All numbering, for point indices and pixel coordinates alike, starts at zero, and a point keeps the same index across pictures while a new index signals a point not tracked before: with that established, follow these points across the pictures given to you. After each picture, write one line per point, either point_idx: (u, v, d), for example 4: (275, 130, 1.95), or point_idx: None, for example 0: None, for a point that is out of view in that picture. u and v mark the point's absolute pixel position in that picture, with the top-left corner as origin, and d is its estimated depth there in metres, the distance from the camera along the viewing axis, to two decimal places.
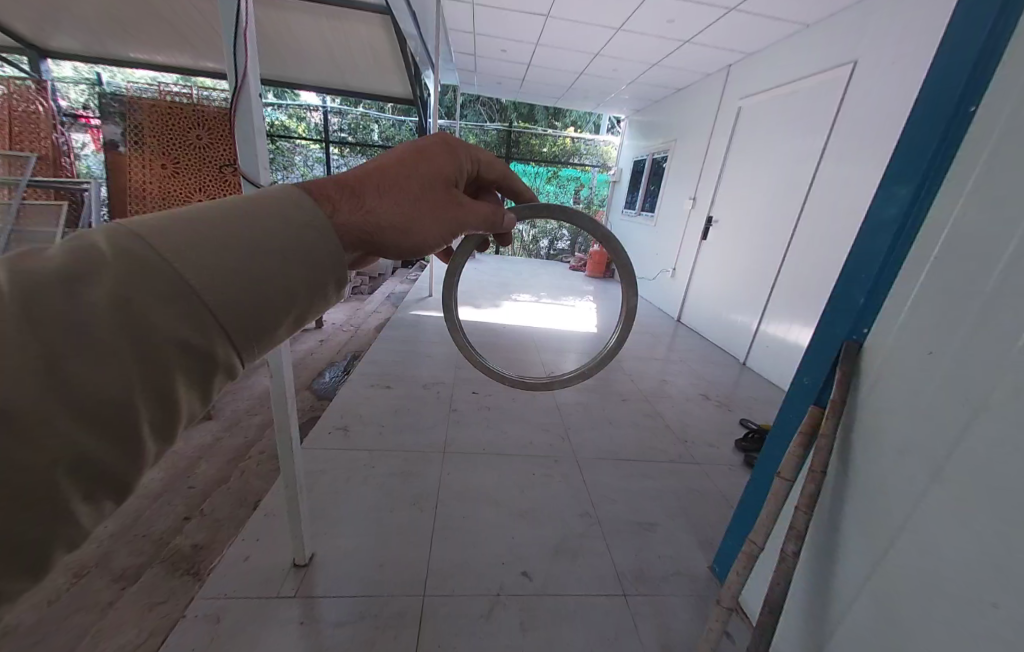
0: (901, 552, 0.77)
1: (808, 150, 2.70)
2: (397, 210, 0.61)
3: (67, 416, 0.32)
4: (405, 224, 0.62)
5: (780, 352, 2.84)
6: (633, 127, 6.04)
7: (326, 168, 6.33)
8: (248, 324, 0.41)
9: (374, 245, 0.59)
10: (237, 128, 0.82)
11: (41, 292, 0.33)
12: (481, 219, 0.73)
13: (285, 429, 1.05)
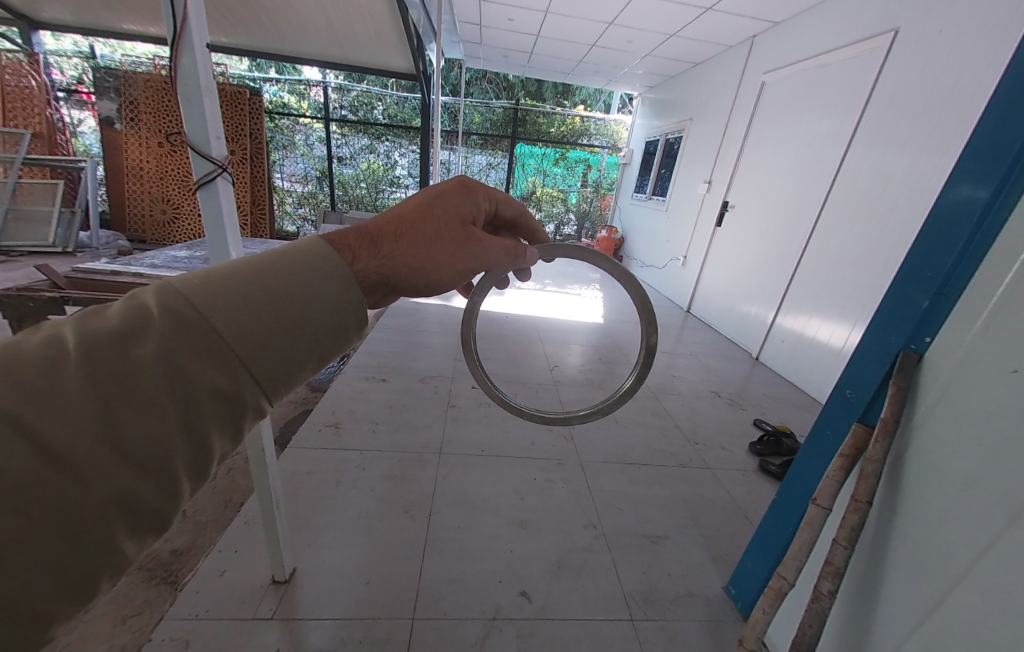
0: (963, 603, 0.65)
1: (838, 130, 2.49)
2: (411, 251, 0.55)
3: (112, 463, 0.31)
4: (420, 263, 0.56)
5: (797, 347, 2.70)
6: (645, 106, 5.74)
7: (326, 147, 6.13)
8: (279, 374, 0.40)
9: (387, 288, 0.54)
10: (178, 88, 0.70)
11: (98, 349, 0.33)
12: (504, 255, 0.65)
13: (255, 440, 0.94)
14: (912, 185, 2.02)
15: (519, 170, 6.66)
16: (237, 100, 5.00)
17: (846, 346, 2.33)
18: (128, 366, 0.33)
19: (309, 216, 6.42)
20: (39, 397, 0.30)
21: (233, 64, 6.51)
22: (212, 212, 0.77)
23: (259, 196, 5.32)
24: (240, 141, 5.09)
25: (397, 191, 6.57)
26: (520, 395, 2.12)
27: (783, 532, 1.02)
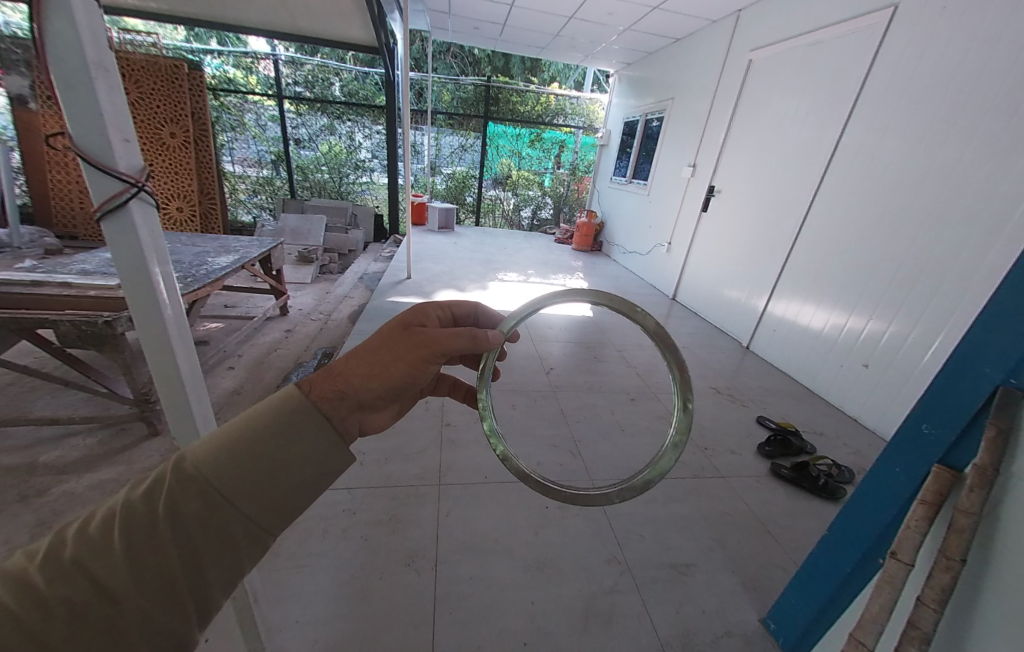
0: None
1: (832, 113, 2.41)
2: (366, 361, 0.50)
3: (130, 612, 0.33)
4: (379, 370, 0.50)
5: (789, 336, 2.69)
6: (622, 84, 5.54)
7: (281, 128, 5.59)
8: (277, 510, 0.39)
9: (349, 405, 0.46)
10: (59, 91, 0.54)
11: (131, 508, 0.36)
12: (470, 338, 0.56)
13: None
14: (913, 171, 1.97)
15: (493, 151, 6.35)
16: (174, 75, 4.40)
17: (841, 336, 2.31)
18: (136, 533, 0.35)
19: (266, 205, 5.90)
20: (79, 555, 0.33)
21: (164, 33, 5.75)
22: (128, 246, 0.62)
23: (208, 184, 4.78)
24: (181, 122, 4.51)
25: (362, 176, 6.12)
26: (518, 405, 1.97)
27: (835, 570, 0.93)
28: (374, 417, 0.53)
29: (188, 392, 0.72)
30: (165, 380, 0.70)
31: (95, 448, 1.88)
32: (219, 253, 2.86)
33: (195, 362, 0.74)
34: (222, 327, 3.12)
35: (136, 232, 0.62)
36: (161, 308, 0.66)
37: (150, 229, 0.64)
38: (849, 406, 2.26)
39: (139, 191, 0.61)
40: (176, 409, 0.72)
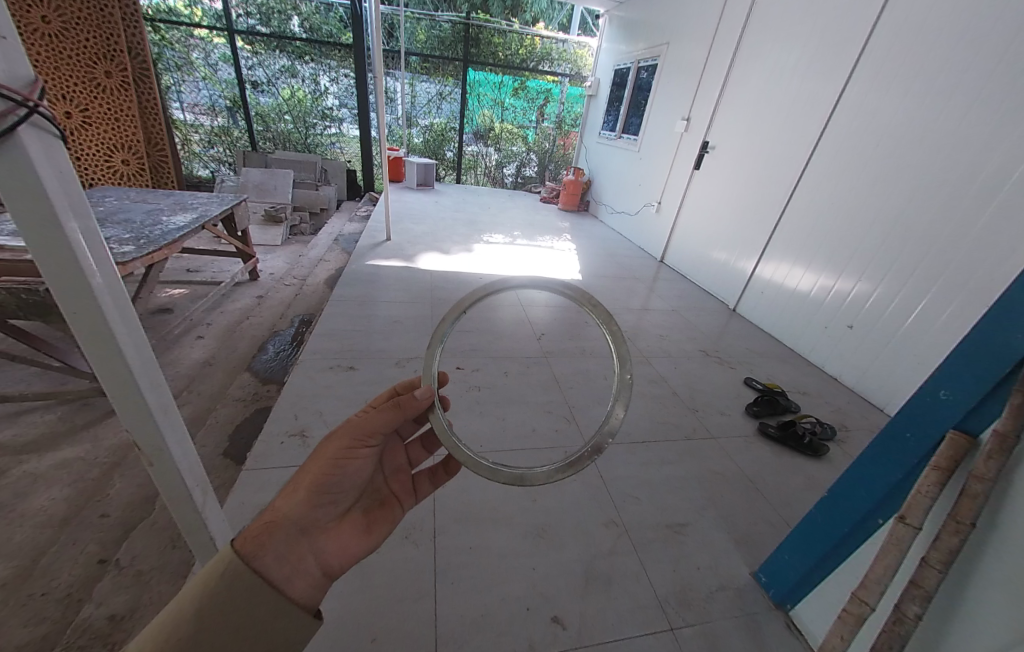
0: None
1: (835, 63, 2.28)
2: (302, 490, 0.61)
3: None
4: (312, 487, 0.62)
5: (776, 299, 2.70)
6: (613, 26, 5.14)
7: (235, 68, 5.00)
8: None
9: (291, 534, 0.57)
10: None
11: None
12: (390, 409, 0.68)
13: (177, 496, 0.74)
14: (914, 130, 1.90)
15: (474, 101, 5.91)
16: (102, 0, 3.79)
17: (827, 300, 2.33)
18: None
19: (225, 158, 5.38)
20: None
21: None
22: (28, 195, 0.48)
23: (155, 132, 4.35)
24: (116, 59, 3.93)
25: (330, 127, 5.61)
26: (510, 373, 1.92)
27: (830, 531, 0.95)
28: (329, 543, 0.62)
29: (135, 370, 0.62)
30: (102, 358, 0.59)
31: (54, 426, 1.74)
32: (174, 211, 2.59)
33: (140, 336, 0.63)
34: (187, 294, 2.90)
35: (37, 175, 0.48)
36: (85, 271, 0.54)
37: (56, 170, 0.51)
38: (830, 366, 2.33)
39: (33, 112, 0.46)
40: (120, 391, 0.62)
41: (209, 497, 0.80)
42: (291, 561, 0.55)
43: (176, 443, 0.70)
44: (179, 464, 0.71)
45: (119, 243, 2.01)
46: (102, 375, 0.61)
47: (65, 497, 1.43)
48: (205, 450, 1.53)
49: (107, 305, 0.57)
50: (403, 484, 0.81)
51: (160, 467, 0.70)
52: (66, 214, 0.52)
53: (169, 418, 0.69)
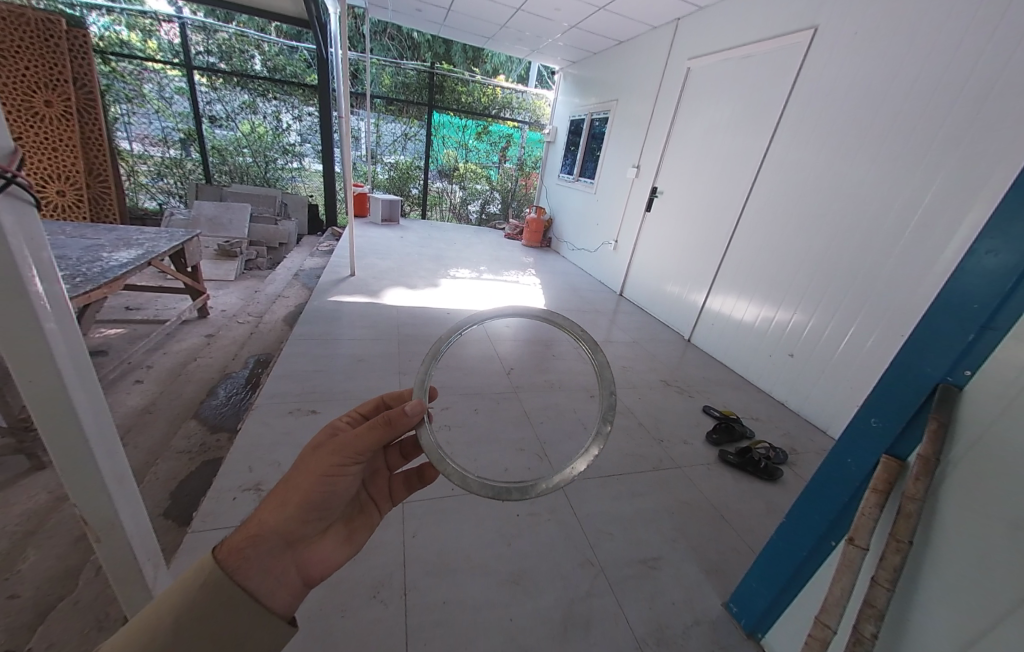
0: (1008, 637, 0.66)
1: (761, 123, 2.62)
2: (292, 505, 0.56)
3: None
4: (301, 504, 0.57)
5: (725, 329, 2.90)
6: (567, 81, 5.60)
7: (192, 102, 4.92)
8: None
9: (276, 547, 0.53)
10: None
11: None
12: (382, 429, 0.62)
13: (126, 572, 0.67)
14: (829, 181, 2.20)
15: (439, 142, 6.13)
16: (48, 31, 3.67)
17: (769, 330, 2.55)
18: None
19: (175, 190, 5.15)
20: None
21: None
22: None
23: (99, 164, 4.08)
24: (59, 89, 3.76)
25: (292, 162, 5.57)
26: (480, 409, 1.91)
27: (790, 556, 1.00)
28: (312, 552, 0.59)
29: (92, 438, 0.59)
30: (54, 426, 0.55)
31: None
32: (117, 247, 2.43)
33: (98, 400, 0.60)
34: (125, 334, 2.68)
35: (9, 245, 0.47)
36: (47, 336, 0.52)
37: (26, 235, 0.50)
38: (776, 391, 2.51)
39: (9, 181, 0.46)
40: (72, 462, 0.58)
41: (161, 571, 0.73)
42: (274, 577, 0.52)
43: (127, 513, 0.65)
44: (131, 537, 0.65)
45: None
46: (56, 448, 0.56)
47: None
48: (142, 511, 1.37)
49: (66, 371, 0.55)
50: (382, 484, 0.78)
51: (108, 543, 0.64)
52: (31, 280, 0.50)
53: (122, 485, 0.64)
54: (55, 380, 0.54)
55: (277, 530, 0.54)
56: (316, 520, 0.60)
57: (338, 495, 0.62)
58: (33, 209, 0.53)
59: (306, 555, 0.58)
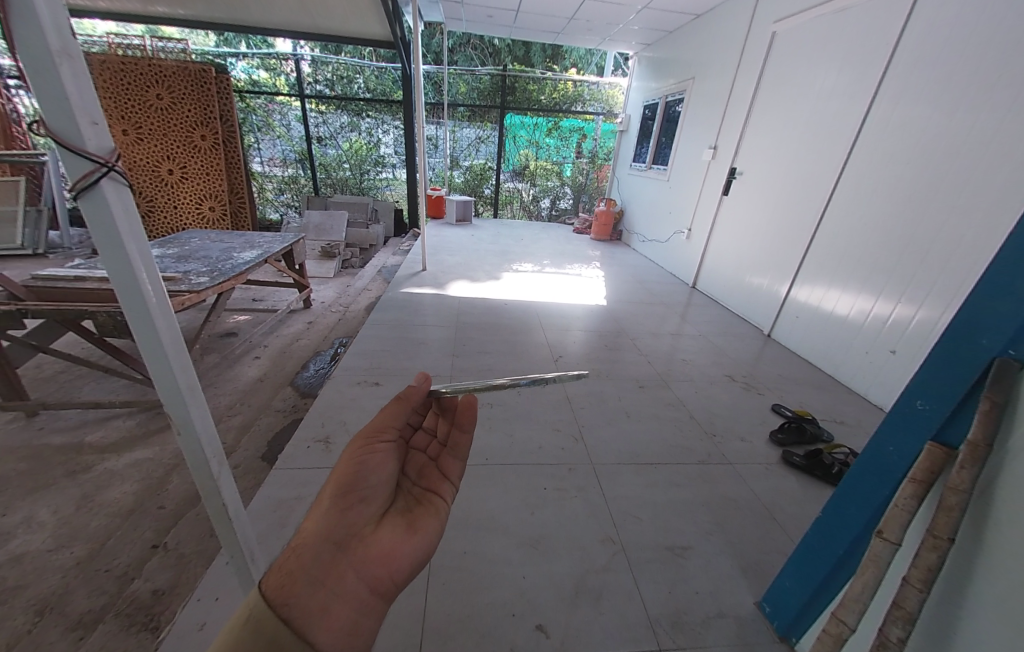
0: None
1: (858, 84, 2.28)
2: (327, 498, 0.59)
3: None
4: (335, 496, 0.58)
5: (812, 322, 2.56)
6: (642, 66, 5.37)
7: (305, 126, 5.77)
8: None
9: (326, 554, 0.53)
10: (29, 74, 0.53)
11: None
12: (393, 402, 0.69)
13: (204, 470, 0.80)
14: (945, 145, 1.84)
15: (512, 143, 6.33)
16: (203, 78, 4.64)
17: (866, 323, 2.19)
18: None
19: (292, 203, 6.13)
20: None
21: (198, 40, 6.08)
22: (104, 221, 0.63)
23: (238, 183, 5.05)
24: (210, 124, 4.76)
25: (382, 172, 6.25)
26: (523, 391, 1.99)
27: (826, 554, 0.90)
28: (368, 551, 0.56)
29: (167, 351, 0.72)
30: (144, 338, 0.70)
31: (134, 430, 2.13)
32: (244, 248, 3.03)
33: (173, 321, 0.73)
34: (249, 319, 3.31)
35: (111, 213, 0.63)
36: (132, 265, 0.66)
37: (125, 208, 0.65)
38: (873, 394, 2.14)
39: (110, 171, 0.61)
40: (158, 367, 0.71)
41: (225, 469, 0.83)
42: (330, 592, 0.50)
43: (199, 419, 0.77)
44: (200, 435, 0.77)
45: (197, 275, 2.42)
46: (146, 355, 0.71)
47: (133, 491, 1.75)
48: (247, 454, 1.76)
49: (146, 296, 0.68)
50: (431, 474, 0.75)
51: (185, 437, 0.76)
52: (119, 220, 0.64)
53: (194, 395, 0.77)
54: (140, 300, 0.68)
55: (321, 536, 0.54)
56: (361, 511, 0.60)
57: (375, 479, 0.63)
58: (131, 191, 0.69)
59: (365, 556, 0.56)
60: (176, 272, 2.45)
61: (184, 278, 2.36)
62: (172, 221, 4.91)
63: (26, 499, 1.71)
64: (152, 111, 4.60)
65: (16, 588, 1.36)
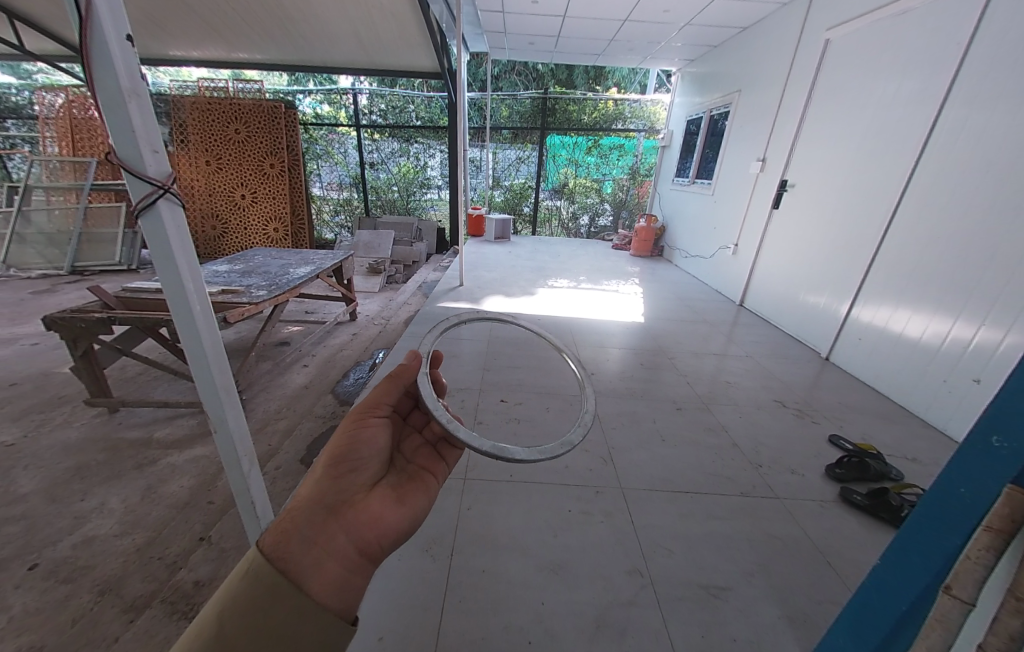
0: None
1: (926, 89, 2.10)
2: (321, 464, 0.60)
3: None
4: (327, 464, 0.59)
5: (878, 345, 2.32)
6: (685, 81, 5.30)
7: (359, 152, 6.22)
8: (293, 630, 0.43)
9: (317, 516, 0.53)
10: (108, 115, 0.63)
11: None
12: (385, 378, 0.71)
13: (235, 466, 0.85)
14: None
15: (552, 163, 6.42)
16: (274, 114, 5.17)
17: (942, 348, 1.94)
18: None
19: (345, 223, 6.58)
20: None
21: (273, 81, 6.85)
22: (158, 237, 0.71)
23: (299, 205, 5.47)
24: (278, 154, 5.27)
25: (428, 193, 6.56)
26: (552, 408, 1.95)
27: (886, 604, 0.78)
28: (359, 516, 0.57)
29: (208, 354, 0.78)
30: (188, 342, 0.77)
31: (194, 429, 2.33)
32: (299, 264, 3.28)
33: (214, 327, 0.79)
34: (300, 330, 3.55)
35: (163, 230, 0.70)
36: (180, 277, 0.73)
37: (177, 225, 0.73)
38: (954, 429, 1.88)
39: (165, 193, 0.69)
40: (199, 369, 0.78)
41: (255, 468, 0.88)
42: (323, 548, 0.50)
43: (233, 419, 0.83)
44: (233, 433, 0.82)
45: (258, 288, 2.65)
46: (191, 357, 0.77)
47: (189, 485, 1.91)
48: (288, 457, 1.87)
49: (192, 304, 0.75)
50: (423, 451, 0.76)
51: (220, 435, 0.82)
52: (172, 236, 0.72)
53: (230, 397, 0.82)
54: (186, 308, 0.75)
55: (311, 500, 0.54)
56: (350, 479, 0.60)
57: (366, 446, 0.64)
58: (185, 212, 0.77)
59: (354, 519, 0.56)
60: (240, 286, 2.70)
61: (246, 291, 2.59)
62: (241, 241, 5.43)
63: (102, 487, 1.91)
64: (230, 144, 5.18)
65: (86, 568, 1.51)
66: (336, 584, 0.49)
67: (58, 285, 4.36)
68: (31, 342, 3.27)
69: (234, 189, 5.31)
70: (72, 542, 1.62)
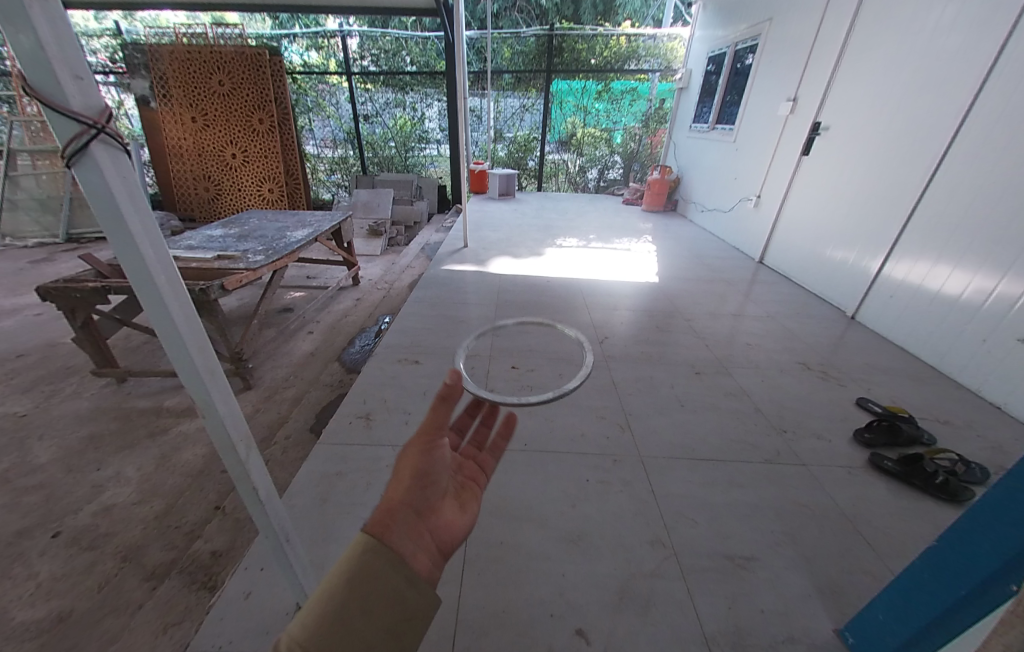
0: None
1: (998, 7, 1.81)
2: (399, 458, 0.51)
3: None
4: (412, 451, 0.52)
5: (911, 303, 2.18)
6: (707, 12, 4.75)
7: (352, 104, 5.81)
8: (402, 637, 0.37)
9: (407, 513, 0.46)
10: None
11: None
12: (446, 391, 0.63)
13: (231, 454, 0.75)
14: None
15: (558, 111, 5.97)
16: (259, 62, 4.77)
17: (985, 306, 1.81)
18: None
19: (343, 182, 6.29)
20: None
21: (255, 25, 6.28)
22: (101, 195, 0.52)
23: (293, 165, 5.20)
24: (266, 108, 4.92)
25: (428, 148, 6.20)
26: (565, 375, 1.88)
27: (943, 586, 0.72)
28: (443, 515, 0.50)
29: (180, 328, 0.63)
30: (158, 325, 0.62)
31: None
32: (296, 227, 3.12)
33: (185, 295, 0.64)
34: (303, 296, 3.46)
35: (105, 185, 0.52)
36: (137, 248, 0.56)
37: (123, 176, 0.54)
38: (989, 390, 1.79)
39: (101, 133, 0.50)
40: (178, 358, 0.64)
41: (255, 455, 0.79)
42: (415, 547, 0.43)
43: (223, 404, 0.71)
44: (225, 419, 0.72)
45: (254, 254, 2.52)
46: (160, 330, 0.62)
47: (201, 454, 1.90)
48: (298, 427, 1.84)
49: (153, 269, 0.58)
50: (470, 464, 0.68)
51: (212, 422, 0.72)
52: (111, 177, 0.53)
53: (215, 379, 0.69)
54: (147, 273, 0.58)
55: (398, 493, 0.47)
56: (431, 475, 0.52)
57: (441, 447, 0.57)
58: (129, 156, 0.57)
59: (436, 521, 0.49)
60: (236, 251, 2.58)
61: (242, 256, 2.47)
62: (236, 203, 5.23)
63: (116, 457, 1.91)
64: (214, 98, 4.84)
65: (107, 535, 1.52)
66: (430, 588, 0.42)
67: (54, 254, 4.26)
68: (33, 313, 3.22)
69: (224, 148, 5.04)
70: (92, 511, 1.63)
